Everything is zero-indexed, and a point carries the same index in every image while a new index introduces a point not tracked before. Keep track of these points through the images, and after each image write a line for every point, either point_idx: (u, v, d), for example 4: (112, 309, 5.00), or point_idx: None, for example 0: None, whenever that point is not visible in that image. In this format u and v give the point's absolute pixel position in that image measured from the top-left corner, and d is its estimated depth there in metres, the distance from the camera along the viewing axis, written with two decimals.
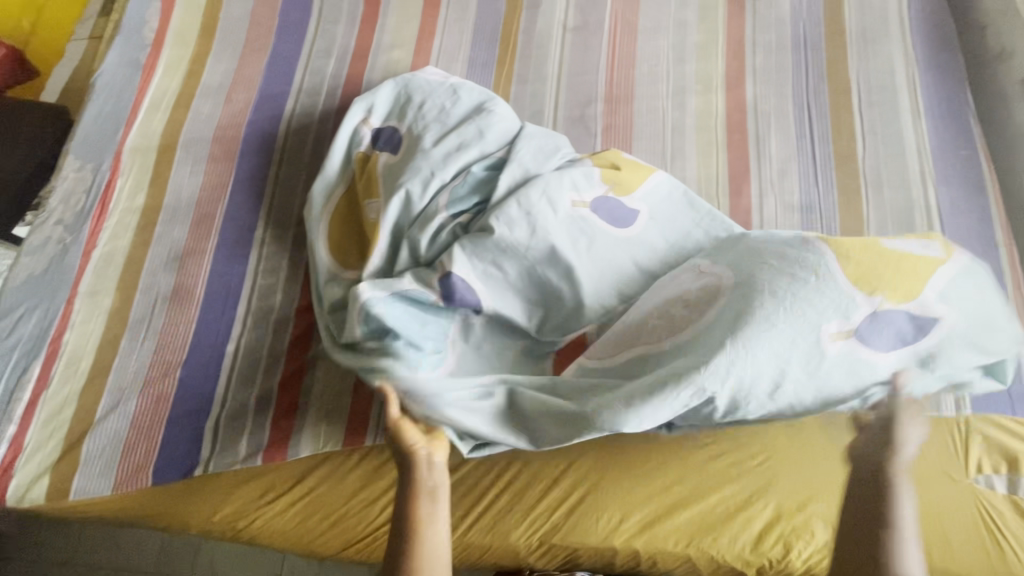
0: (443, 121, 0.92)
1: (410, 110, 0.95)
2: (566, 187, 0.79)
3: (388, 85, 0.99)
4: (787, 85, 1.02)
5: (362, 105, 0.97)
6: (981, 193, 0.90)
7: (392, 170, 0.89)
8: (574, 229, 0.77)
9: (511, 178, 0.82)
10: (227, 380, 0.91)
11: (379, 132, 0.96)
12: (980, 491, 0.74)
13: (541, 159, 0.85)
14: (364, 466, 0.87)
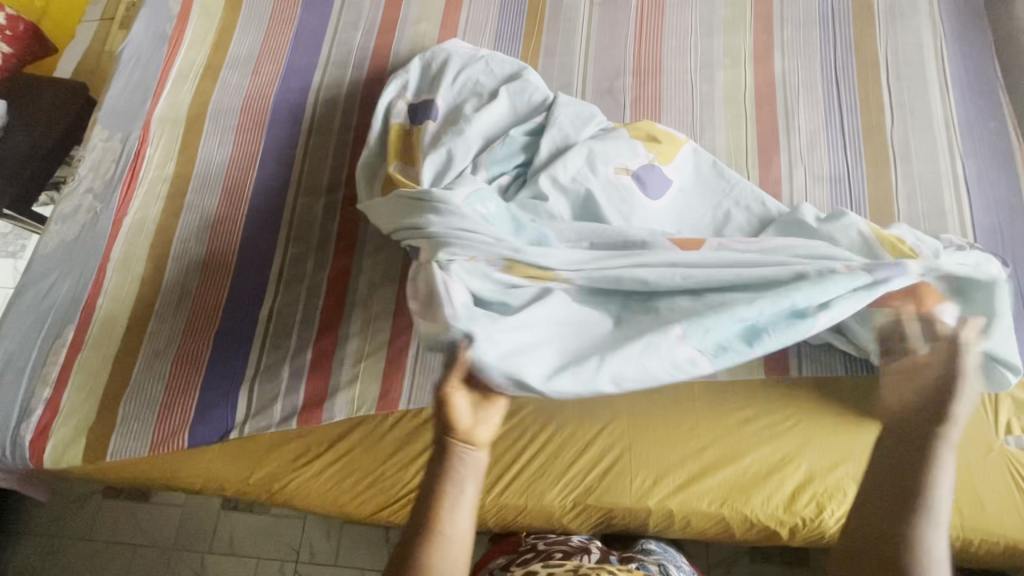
0: (479, 92, 0.94)
1: (444, 81, 0.96)
2: (609, 157, 0.86)
3: (416, 61, 1.00)
4: (816, 58, 1.02)
5: (396, 83, 0.98)
6: (1010, 163, 0.90)
7: (436, 137, 0.89)
8: (616, 197, 0.83)
9: (552, 143, 0.87)
10: (261, 346, 0.92)
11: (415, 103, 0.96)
12: (1012, 453, 0.75)
13: (577, 127, 0.89)
14: (398, 430, 0.88)
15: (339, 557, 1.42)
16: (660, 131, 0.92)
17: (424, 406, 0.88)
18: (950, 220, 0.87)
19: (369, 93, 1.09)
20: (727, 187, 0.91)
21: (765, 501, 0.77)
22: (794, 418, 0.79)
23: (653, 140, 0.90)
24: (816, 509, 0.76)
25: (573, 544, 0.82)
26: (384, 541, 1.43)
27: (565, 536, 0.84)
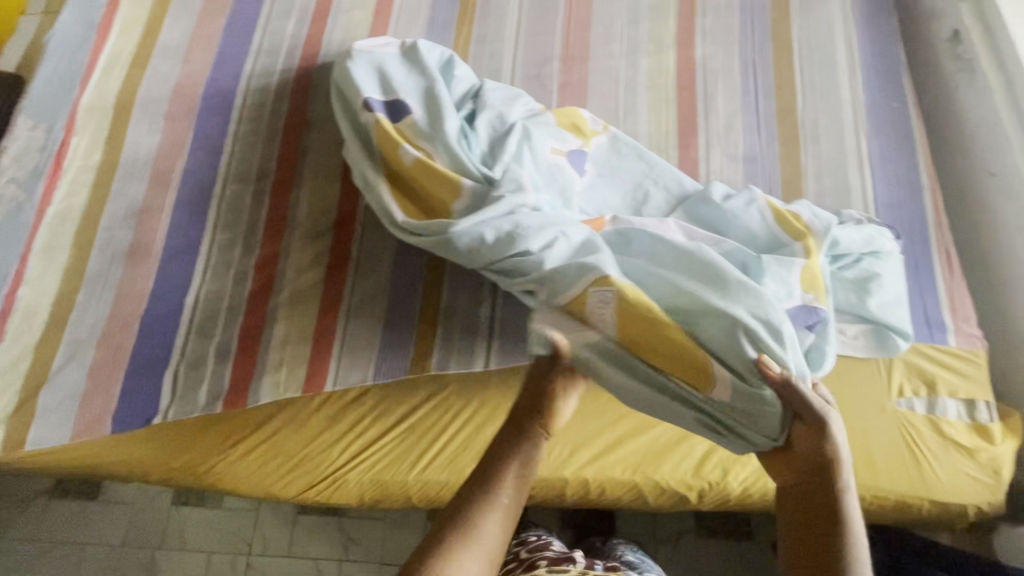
0: (416, 80, 0.94)
1: (386, 76, 0.94)
2: (544, 141, 0.90)
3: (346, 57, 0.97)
4: (734, 44, 1.06)
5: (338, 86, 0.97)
6: (910, 141, 0.95)
7: (415, 127, 0.88)
8: (556, 174, 0.88)
9: (490, 124, 0.91)
10: (187, 331, 0.92)
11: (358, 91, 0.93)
12: (903, 413, 0.79)
13: (508, 107, 0.94)
14: (325, 411, 0.90)
15: (292, 547, 1.39)
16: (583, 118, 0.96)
17: (350, 387, 0.89)
18: (854, 196, 0.91)
19: (300, 80, 1.10)
20: (647, 168, 0.95)
21: (676, 467, 0.80)
22: None
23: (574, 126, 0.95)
24: (722, 472, 0.80)
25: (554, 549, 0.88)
26: (338, 530, 1.40)
27: (545, 542, 0.92)
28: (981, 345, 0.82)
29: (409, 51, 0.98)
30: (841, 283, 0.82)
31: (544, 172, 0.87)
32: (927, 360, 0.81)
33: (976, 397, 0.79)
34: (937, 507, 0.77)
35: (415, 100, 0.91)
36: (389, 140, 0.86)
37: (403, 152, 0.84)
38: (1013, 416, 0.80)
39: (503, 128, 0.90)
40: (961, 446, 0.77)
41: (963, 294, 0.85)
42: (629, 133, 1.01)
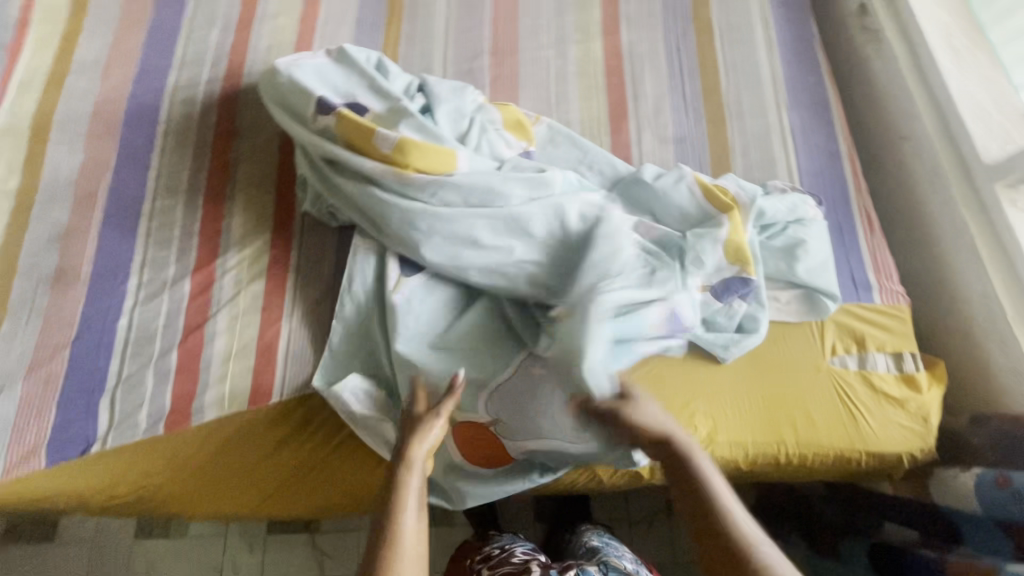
0: (354, 84, 0.91)
1: (329, 80, 0.92)
2: (498, 138, 0.89)
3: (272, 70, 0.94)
4: (658, 29, 1.08)
5: (276, 98, 0.93)
6: (828, 112, 0.99)
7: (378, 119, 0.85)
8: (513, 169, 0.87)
9: (447, 116, 0.88)
10: (122, 354, 0.89)
11: (297, 98, 0.90)
12: (835, 370, 0.81)
13: (459, 99, 0.89)
14: (272, 420, 0.87)
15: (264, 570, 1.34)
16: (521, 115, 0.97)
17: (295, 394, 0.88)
18: (779, 168, 0.95)
19: (227, 90, 1.08)
20: (584, 155, 0.95)
21: None
22: (649, 364, 0.83)
23: (518, 123, 0.95)
24: None
25: (514, 561, 0.83)
26: (311, 545, 1.35)
27: (507, 551, 0.87)
28: (903, 301, 0.85)
29: (338, 57, 0.95)
30: (769, 254, 0.85)
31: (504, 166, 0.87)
32: (855, 318, 0.84)
33: (903, 349, 0.82)
34: (875, 460, 0.79)
35: (362, 104, 0.88)
36: (359, 131, 0.83)
37: (381, 138, 0.81)
38: (938, 364, 0.83)
39: (463, 121, 0.88)
40: (892, 398, 0.79)
41: (885, 255, 0.89)
42: (562, 121, 1.02)
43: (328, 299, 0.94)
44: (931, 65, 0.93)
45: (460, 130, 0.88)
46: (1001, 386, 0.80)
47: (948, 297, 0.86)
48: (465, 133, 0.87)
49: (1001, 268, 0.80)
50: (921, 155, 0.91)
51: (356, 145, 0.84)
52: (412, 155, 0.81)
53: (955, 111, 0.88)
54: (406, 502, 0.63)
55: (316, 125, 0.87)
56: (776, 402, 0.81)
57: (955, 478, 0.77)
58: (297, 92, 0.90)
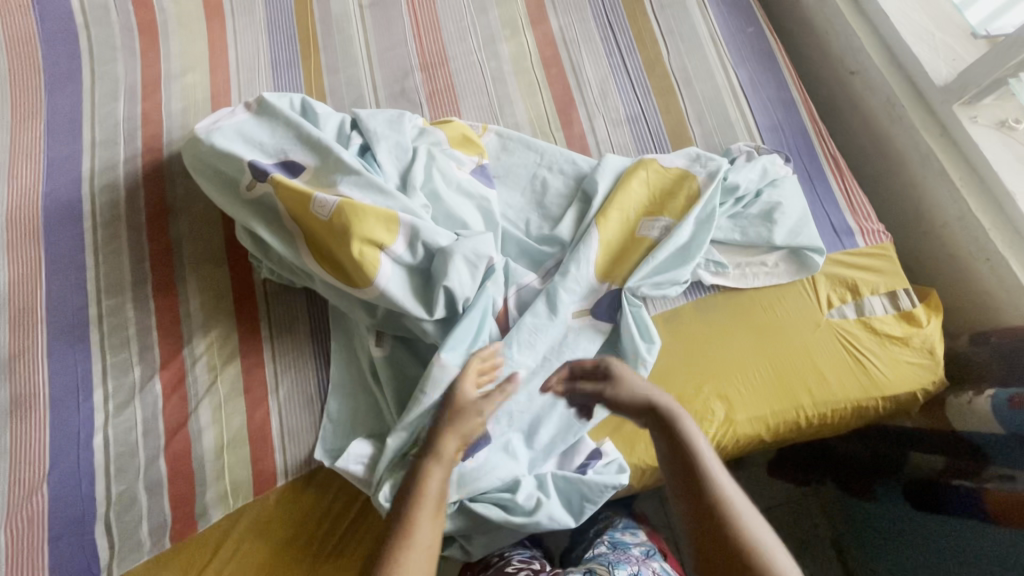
0: (281, 138, 0.85)
1: (255, 139, 0.85)
2: (449, 160, 0.85)
3: (193, 139, 0.87)
4: (586, 9, 1.04)
5: (202, 170, 0.86)
6: (772, 62, 0.97)
7: (317, 174, 0.80)
8: (469, 195, 0.84)
9: (389, 152, 0.83)
10: (105, 475, 0.82)
11: (225, 165, 0.84)
12: (835, 322, 0.81)
13: (397, 129, 0.85)
14: (285, 503, 0.83)
15: None
16: (469, 129, 0.92)
17: (300, 471, 0.84)
18: (738, 129, 0.92)
19: (150, 165, 1.00)
20: (541, 156, 0.93)
21: (649, 445, 0.79)
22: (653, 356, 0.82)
23: (465, 139, 0.90)
24: None
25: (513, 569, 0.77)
26: None
27: (504, 560, 0.79)
28: (886, 239, 0.85)
29: (260, 109, 0.88)
30: (748, 222, 0.84)
31: (460, 192, 0.83)
32: (845, 266, 0.83)
33: (896, 288, 0.82)
34: (891, 404, 0.78)
35: (296, 158, 0.83)
36: (298, 199, 0.77)
37: (318, 204, 0.75)
38: (931, 294, 0.83)
39: (406, 153, 0.83)
40: (896, 338, 0.79)
41: (859, 195, 0.88)
42: (510, 125, 0.98)
43: (309, 365, 0.89)
44: None
45: (405, 163, 0.83)
46: (995, 302, 0.80)
47: (927, 225, 0.86)
48: (412, 165, 0.82)
49: (973, 188, 0.79)
50: (872, 88, 0.90)
51: (297, 213, 0.77)
52: (352, 220, 0.73)
53: (897, 39, 0.86)
54: (424, 507, 0.67)
55: (253, 193, 0.82)
56: (783, 368, 0.80)
57: (972, 403, 0.77)
58: (223, 159, 0.84)
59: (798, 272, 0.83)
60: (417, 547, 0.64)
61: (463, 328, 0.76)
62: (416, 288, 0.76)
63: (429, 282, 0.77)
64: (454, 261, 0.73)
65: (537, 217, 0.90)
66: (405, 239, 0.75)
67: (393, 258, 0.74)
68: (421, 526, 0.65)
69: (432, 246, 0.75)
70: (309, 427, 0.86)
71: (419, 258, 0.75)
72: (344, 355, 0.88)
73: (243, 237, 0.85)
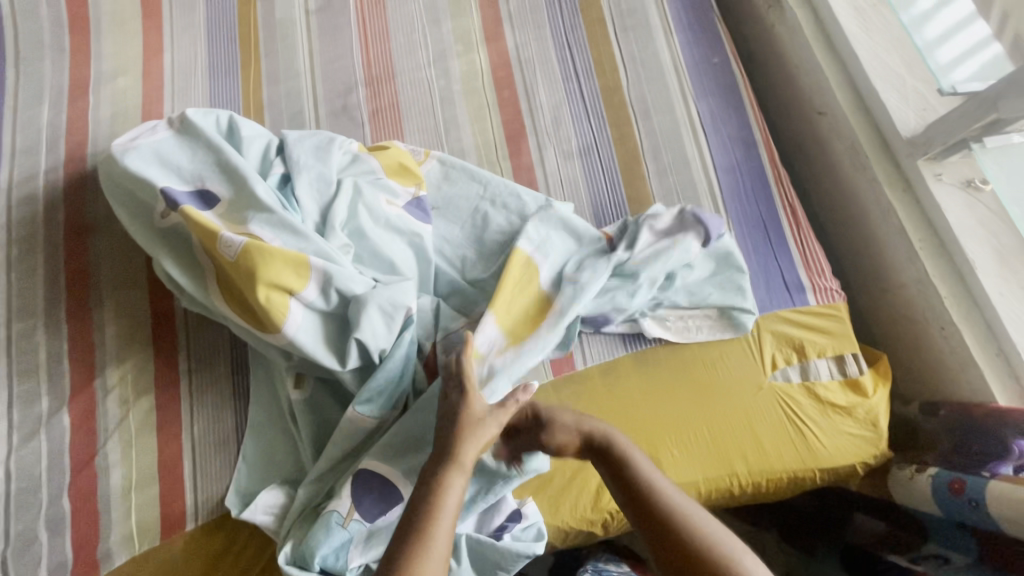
0: (199, 160, 0.79)
1: (171, 161, 0.79)
2: (378, 192, 0.79)
3: (107, 158, 0.81)
4: (545, 26, 0.97)
5: (117, 193, 0.81)
6: (737, 96, 0.91)
7: (232, 208, 0.76)
8: (396, 233, 0.78)
9: (312, 186, 0.78)
10: (5, 512, 0.78)
11: (137, 188, 0.79)
12: (778, 385, 0.76)
13: (323, 159, 0.79)
14: (191, 550, 0.79)
15: None
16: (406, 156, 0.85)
17: (211, 516, 0.80)
18: (694, 169, 0.87)
19: (73, 177, 0.94)
20: (484, 188, 0.86)
21: (575, 506, 0.76)
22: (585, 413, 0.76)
23: (400, 167, 0.84)
24: (620, 499, 0.75)
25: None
26: None
27: None
28: (839, 298, 0.80)
29: (181, 127, 0.82)
30: (694, 278, 0.79)
31: (387, 229, 0.78)
32: (791, 323, 0.78)
33: (843, 351, 0.77)
34: (829, 475, 0.74)
35: (213, 187, 0.78)
36: (205, 235, 0.71)
37: (224, 244, 0.70)
38: (880, 360, 0.79)
39: (330, 186, 0.78)
40: (839, 406, 0.75)
41: (815, 248, 0.83)
42: (455, 152, 0.92)
43: (229, 402, 0.85)
44: (836, 31, 0.85)
45: (328, 198, 0.78)
46: (947, 371, 0.76)
47: (884, 283, 0.82)
48: (336, 200, 0.77)
49: (933, 252, 0.74)
50: (837, 132, 0.84)
51: (206, 249, 0.72)
52: (257, 263, 0.68)
53: (867, 82, 0.80)
54: (443, 516, 0.56)
55: (166, 222, 0.78)
56: (720, 432, 0.75)
57: (914, 479, 0.73)
58: (135, 181, 0.78)
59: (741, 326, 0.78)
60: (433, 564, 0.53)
61: (377, 382, 0.70)
62: (329, 336, 0.71)
63: (344, 329, 0.72)
64: (367, 311, 0.69)
65: (476, 255, 0.83)
66: (317, 285, 0.70)
67: (305, 304, 0.70)
68: (439, 537, 0.55)
69: (347, 293, 0.71)
70: (225, 468, 0.82)
71: (332, 305, 0.71)
72: (263, 393, 0.83)
73: (159, 267, 0.81)
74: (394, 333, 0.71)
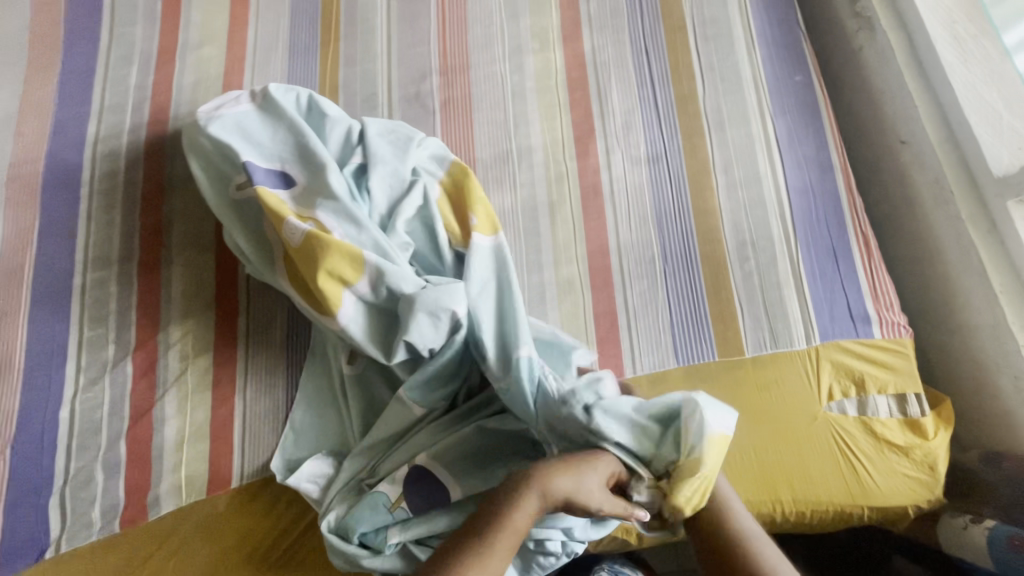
0: (279, 139, 0.82)
1: (251, 137, 0.82)
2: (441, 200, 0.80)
3: (192, 124, 0.85)
4: (623, 30, 0.97)
5: (198, 158, 0.84)
6: (817, 117, 0.89)
7: (305, 192, 0.78)
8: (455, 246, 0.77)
9: (382, 181, 0.79)
10: (67, 449, 0.83)
11: (221, 157, 0.82)
12: (833, 417, 0.74)
13: (398, 155, 0.81)
14: (235, 506, 0.82)
15: None
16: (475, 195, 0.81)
17: (255, 478, 0.83)
18: (766, 187, 0.85)
19: (154, 139, 0.97)
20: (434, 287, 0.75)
21: None
22: None
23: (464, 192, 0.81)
24: None
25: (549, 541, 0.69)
26: None
27: None
28: (906, 333, 0.78)
29: (264, 101, 0.85)
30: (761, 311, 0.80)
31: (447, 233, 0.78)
32: (853, 356, 0.76)
33: (906, 390, 0.75)
34: (878, 514, 0.72)
35: (288, 168, 0.80)
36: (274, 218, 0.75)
37: (291, 228, 0.73)
38: (944, 403, 0.76)
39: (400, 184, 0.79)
40: (896, 445, 0.73)
41: (885, 280, 0.81)
42: (523, 149, 0.92)
43: (281, 369, 0.87)
44: (930, 60, 0.82)
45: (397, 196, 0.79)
46: (1015, 423, 0.73)
47: (954, 325, 0.79)
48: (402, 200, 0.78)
49: (1015, 299, 0.71)
50: (921, 164, 0.82)
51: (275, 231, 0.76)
52: (317, 251, 0.71)
53: (960, 116, 0.77)
54: (511, 527, 0.59)
55: (242, 194, 0.81)
56: (768, 457, 0.74)
57: (967, 529, 0.72)
58: (220, 151, 0.81)
59: (796, 351, 0.78)
60: (486, 571, 0.58)
61: (425, 378, 0.72)
62: (380, 330, 0.73)
63: (393, 323, 0.73)
64: (415, 312, 0.69)
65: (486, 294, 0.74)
66: (370, 280, 0.71)
67: (356, 295, 0.72)
68: (496, 552, 0.58)
69: (397, 291, 0.71)
70: (274, 434, 0.85)
71: (385, 301, 0.72)
72: (316, 362, 0.85)
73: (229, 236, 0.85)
74: (443, 338, 0.71)
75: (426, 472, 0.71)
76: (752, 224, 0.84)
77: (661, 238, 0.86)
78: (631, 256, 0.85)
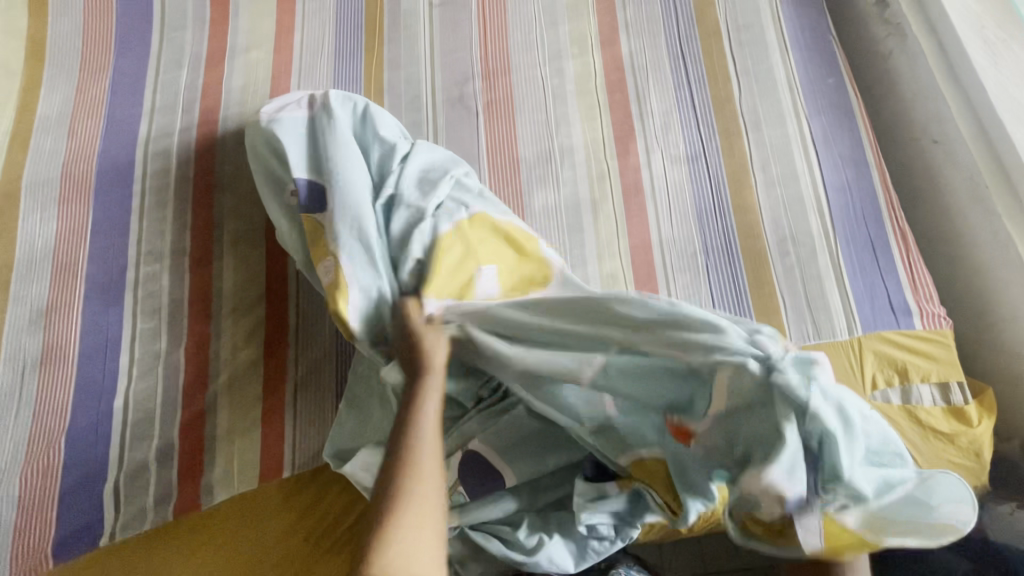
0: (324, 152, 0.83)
1: (299, 144, 0.84)
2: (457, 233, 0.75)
3: (255, 129, 0.88)
4: (660, 36, 1.00)
5: (260, 165, 0.88)
6: (850, 118, 0.92)
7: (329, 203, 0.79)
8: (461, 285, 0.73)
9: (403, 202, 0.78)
10: (121, 439, 0.84)
11: (280, 158, 0.85)
12: (878, 406, 0.76)
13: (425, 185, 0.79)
14: (287, 493, 0.84)
15: None
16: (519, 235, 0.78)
17: (306, 468, 0.84)
18: (803, 184, 0.88)
19: (204, 138, 1.00)
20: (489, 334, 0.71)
21: None
22: None
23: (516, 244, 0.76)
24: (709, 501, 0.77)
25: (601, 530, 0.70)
26: None
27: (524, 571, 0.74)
28: (946, 324, 0.80)
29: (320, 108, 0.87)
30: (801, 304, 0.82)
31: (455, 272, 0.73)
32: (896, 346, 0.78)
33: (949, 379, 0.77)
34: None
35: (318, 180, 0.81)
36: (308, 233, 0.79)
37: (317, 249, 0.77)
38: (986, 392, 0.77)
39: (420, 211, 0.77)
40: (941, 433, 0.74)
41: (924, 273, 0.83)
42: (565, 149, 0.95)
43: (330, 361, 0.89)
44: (961, 62, 0.86)
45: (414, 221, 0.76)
46: None
47: (992, 316, 0.81)
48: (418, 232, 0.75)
49: None
50: (954, 162, 0.85)
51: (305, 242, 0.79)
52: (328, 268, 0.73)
53: (992, 114, 0.81)
54: (421, 429, 0.61)
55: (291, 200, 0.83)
56: None
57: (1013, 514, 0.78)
58: (279, 154, 0.85)
59: (838, 340, 0.80)
60: (423, 492, 0.56)
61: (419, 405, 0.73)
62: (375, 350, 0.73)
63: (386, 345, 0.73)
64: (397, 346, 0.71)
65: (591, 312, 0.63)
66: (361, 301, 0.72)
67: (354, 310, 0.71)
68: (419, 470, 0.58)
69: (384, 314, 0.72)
70: (323, 425, 0.86)
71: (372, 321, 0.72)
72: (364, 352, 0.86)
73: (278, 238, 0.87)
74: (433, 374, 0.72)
75: (483, 460, 0.72)
76: (791, 219, 0.86)
77: (702, 233, 0.88)
78: (674, 251, 0.88)
